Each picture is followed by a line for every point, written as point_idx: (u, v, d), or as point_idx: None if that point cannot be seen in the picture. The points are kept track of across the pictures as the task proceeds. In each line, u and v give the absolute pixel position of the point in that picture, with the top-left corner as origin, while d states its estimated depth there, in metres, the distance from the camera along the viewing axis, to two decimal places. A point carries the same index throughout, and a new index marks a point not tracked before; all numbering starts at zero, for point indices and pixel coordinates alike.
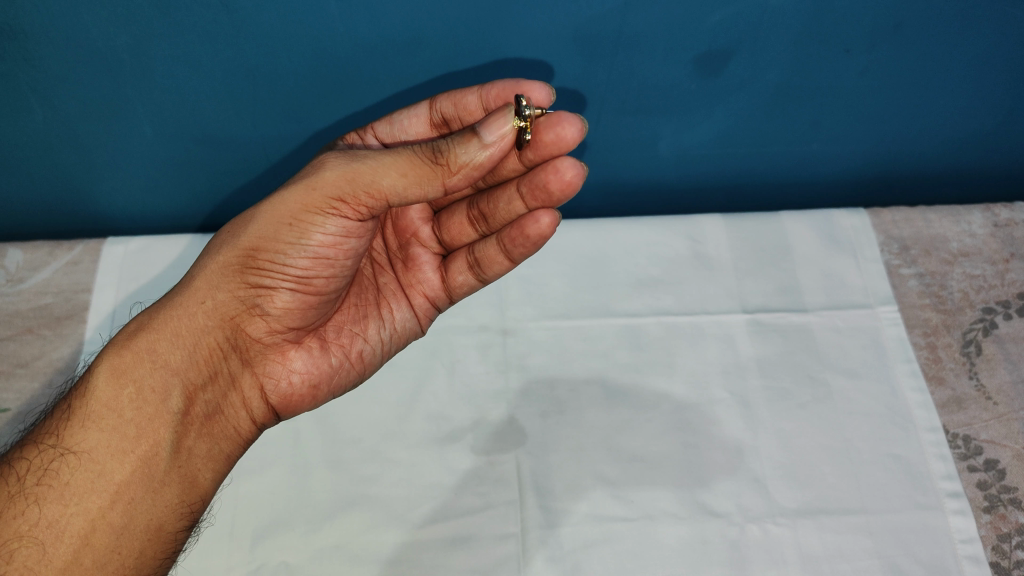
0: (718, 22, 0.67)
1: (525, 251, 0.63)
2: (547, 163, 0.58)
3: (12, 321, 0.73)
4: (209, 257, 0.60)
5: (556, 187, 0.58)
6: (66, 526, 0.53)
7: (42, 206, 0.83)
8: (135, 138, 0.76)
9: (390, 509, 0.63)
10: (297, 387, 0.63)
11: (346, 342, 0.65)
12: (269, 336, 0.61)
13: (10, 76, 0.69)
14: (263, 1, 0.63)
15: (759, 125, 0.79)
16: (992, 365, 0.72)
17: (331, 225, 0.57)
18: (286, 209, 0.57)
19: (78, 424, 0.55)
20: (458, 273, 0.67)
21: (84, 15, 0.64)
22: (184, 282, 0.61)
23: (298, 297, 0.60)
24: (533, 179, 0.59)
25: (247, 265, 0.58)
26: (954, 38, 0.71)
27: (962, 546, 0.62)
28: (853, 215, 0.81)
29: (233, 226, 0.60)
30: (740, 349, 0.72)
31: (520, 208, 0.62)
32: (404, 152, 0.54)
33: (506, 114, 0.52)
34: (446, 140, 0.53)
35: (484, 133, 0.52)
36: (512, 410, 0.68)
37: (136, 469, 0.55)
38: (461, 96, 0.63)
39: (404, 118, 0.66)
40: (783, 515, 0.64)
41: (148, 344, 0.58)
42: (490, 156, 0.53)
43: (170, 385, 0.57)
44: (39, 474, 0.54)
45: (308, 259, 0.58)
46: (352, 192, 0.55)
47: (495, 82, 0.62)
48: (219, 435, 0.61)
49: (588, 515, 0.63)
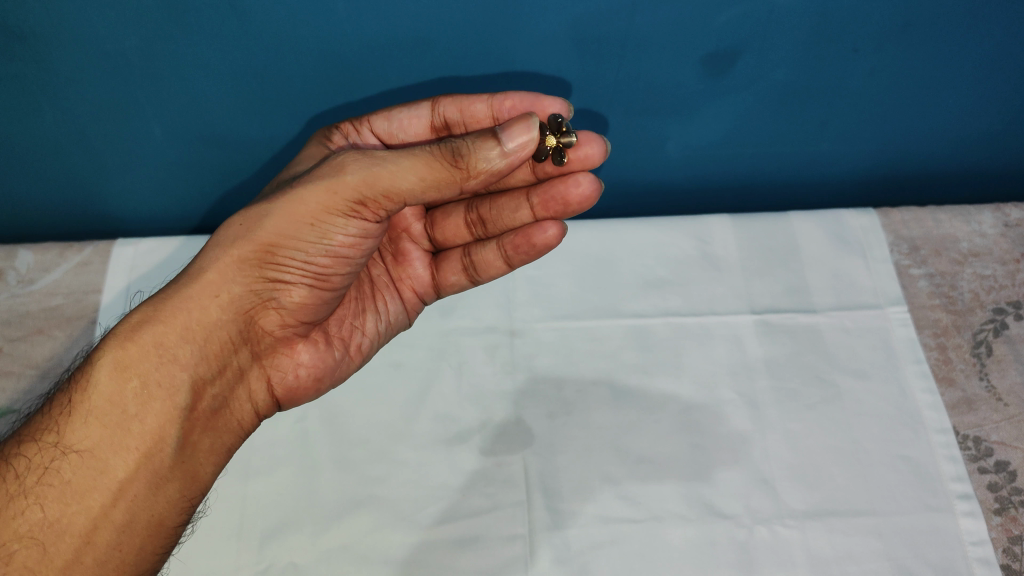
0: (726, 22, 0.67)
1: (527, 258, 0.66)
2: (566, 176, 0.62)
3: (22, 321, 0.73)
4: (220, 247, 0.57)
5: (573, 200, 0.62)
6: (67, 525, 0.51)
7: (53, 208, 0.84)
8: (144, 140, 0.77)
9: (398, 511, 0.63)
10: (303, 380, 0.64)
11: (346, 335, 0.66)
12: (280, 329, 0.62)
13: (21, 79, 0.69)
14: (271, 3, 0.63)
15: (767, 124, 0.79)
16: (1003, 365, 0.71)
17: (353, 228, 0.57)
18: (308, 208, 0.56)
19: (78, 421, 0.53)
20: (451, 273, 0.69)
21: (93, 18, 0.64)
22: (190, 270, 0.58)
23: (315, 295, 0.60)
24: (548, 191, 0.63)
25: (265, 259, 0.57)
26: (962, 38, 0.70)
27: (972, 548, 0.62)
28: (863, 215, 0.80)
29: (244, 217, 0.58)
30: (748, 349, 0.72)
31: (526, 216, 0.65)
32: (423, 153, 0.54)
33: (530, 121, 0.53)
34: (463, 141, 0.53)
35: (506, 142, 0.53)
36: (519, 410, 0.68)
37: (138, 465, 0.53)
38: (469, 102, 0.64)
39: (403, 117, 0.66)
40: (791, 517, 0.63)
41: (155, 337, 0.56)
42: (513, 160, 0.54)
43: (178, 380, 0.55)
44: (39, 472, 0.52)
45: (329, 258, 0.59)
46: (373, 197, 0.55)
47: (507, 95, 0.63)
48: (223, 428, 0.60)
49: (595, 516, 0.63)
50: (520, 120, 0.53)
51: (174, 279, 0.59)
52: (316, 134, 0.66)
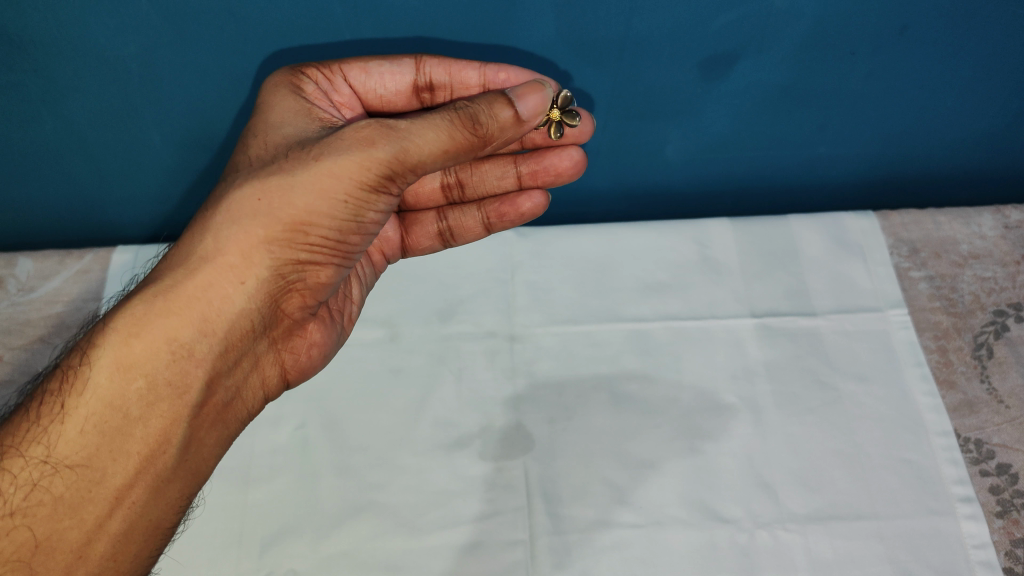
0: (724, 25, 0.66)
1: (508, 224, 0.75)
2: (559, 148, 0.70)
3: (23, 329, 0.73)
4: (240, 229, 0.54)
5: (561, 172, 0.71)
6: (59, 540, 0.49)
7: (53, 215, 0.84)
8: (144, 146, 0.77)
9: (398, 517, 0.63)
10: (315, 359, 0.65)
11: (340, 306, 0.69)
12: (299, 312, 0.61)
13: (20, 88, 0.69)
14: (269, 10, 0.63)
15: (765, 126, 0.79)
16: (1005, 367, 0.71)
17: (381, 203, 0.58)
18: (341, 184, 0.54)
19: (72, 429, 0.50)
20: (423, 237, 0.75)
21: (91, 27, 0.64)
22: (200, 256, 0.54)
23: (338, 272, 0.60)
24: (536, 163, 0.71)
25: (294, 240, 0.55)
26: (960, 38, 0.70)
27: (974, 551, 0.62)
28: (863, 217, 0.80)
29: (263, 192, 0.54)
30: (748, 353, 0.72)
31: (510, 183, 0.74)
32: (445, 124, 0.55)
33: (543, 93, 0.58)
34: (479, 108, 0.56)
35: (521, 108, 0.57)
36: (519, 416, 0.68)
37: (140, 471, 0.51)
38: (460, 68, 0.66)
39: (383, 72, 0.67)
40: (792, 521, 0.63)
41: (166, 333, 0.52)
42: (526, 127, 0.59)
43: (192, 377, 0.53)
44: (26, 488, 0.50)
45: (355, 235, 0.58)
46: (402, 171, 0.55)
47: (501, 67, 0.66)
48: (232, 418, 0.59)
49: (596, 521, 0.63)
50: (532, 91, 0.57)
51: (177, 264, 0.54)
52: (282, 81, 0.63)
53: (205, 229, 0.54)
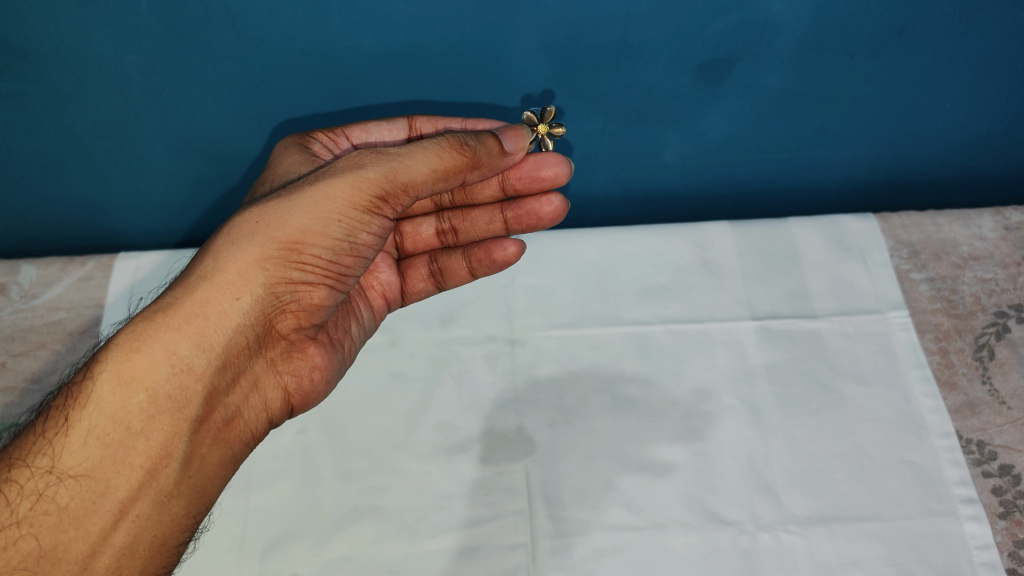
0: (720, 30, 0.67)
1: (488, 271, 0.72)
2: (540, 195, 0.70)
3: (25, 336, 0.74)
4: (237, 249, 0.55)
5: (547, 213, 0.70)
6: (64, 552, 0.48)
7: (55, 224, 0.85)
8: (145, 155, 0.77)
9: (400, 520, 0.63)
10: (318, 385, 0.64)
11: (340, 336, 0.67)
12: (295, 334, 0.61)
13: (22, 96, 0.70)
14: (268, 18, 0.64)
15: (763, 132, 0.79)
16: (1006, 369, 0.71)
17: (376, 226, 0.58)
18: (336, 204, 0.56)
19: (77, 441, 0.50)
20: (418, 280, 0.74)
21: (91, 35, 0.65)
22: (200, 276, 0.54)
23: (332, 295, 0.60)
24: (523, 207, 0.71)
25: (289, 258, 0.55)
26: (956, 41, 0.70)
27: (978, 552, 0.61)
28: (863, 220, 0.80)
29: (261, 215, 0.55)
30: (749, 356, 0.72)
31: (498, 228, 0.74)
32: (434, 146, 0.57)
33: (524, 133, 0.60)
34: (469, 136, 0.58)
35: (505, 141, 0.59)
36: (521, 420, 0.68)
37: (144, 481, 0.51)
38: (445, 123, 0.69)
39: (381, 128, 0.69)
40: (794, 523, 0.63)
41: (166, 347, 0.52)
42: (509, 161, 0.60)
43: (192, 391, 0.53)
44: (33, 499, 0.49)
45: (350, 257, 0.59)
46: (394, 191, 0.57)
47: (480, 121, 0.68)
48: (235, 438, 0.58)
49: (599, 525, 0.63)
50: (515, 130, 0.60)
51: (178, 284, 0.55)
52: (290, 141, 0.66)
53: (206, 252, 0.55)
